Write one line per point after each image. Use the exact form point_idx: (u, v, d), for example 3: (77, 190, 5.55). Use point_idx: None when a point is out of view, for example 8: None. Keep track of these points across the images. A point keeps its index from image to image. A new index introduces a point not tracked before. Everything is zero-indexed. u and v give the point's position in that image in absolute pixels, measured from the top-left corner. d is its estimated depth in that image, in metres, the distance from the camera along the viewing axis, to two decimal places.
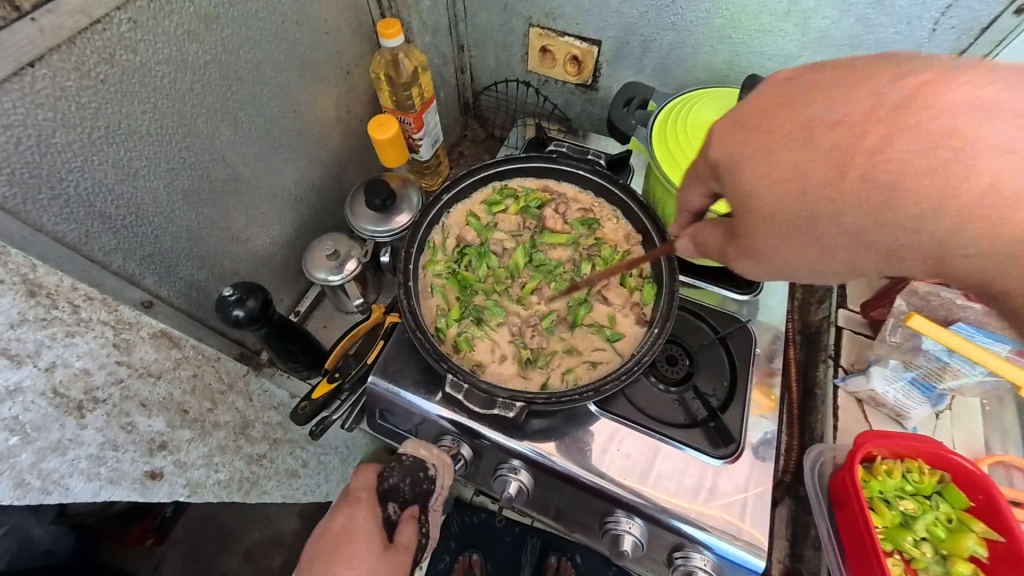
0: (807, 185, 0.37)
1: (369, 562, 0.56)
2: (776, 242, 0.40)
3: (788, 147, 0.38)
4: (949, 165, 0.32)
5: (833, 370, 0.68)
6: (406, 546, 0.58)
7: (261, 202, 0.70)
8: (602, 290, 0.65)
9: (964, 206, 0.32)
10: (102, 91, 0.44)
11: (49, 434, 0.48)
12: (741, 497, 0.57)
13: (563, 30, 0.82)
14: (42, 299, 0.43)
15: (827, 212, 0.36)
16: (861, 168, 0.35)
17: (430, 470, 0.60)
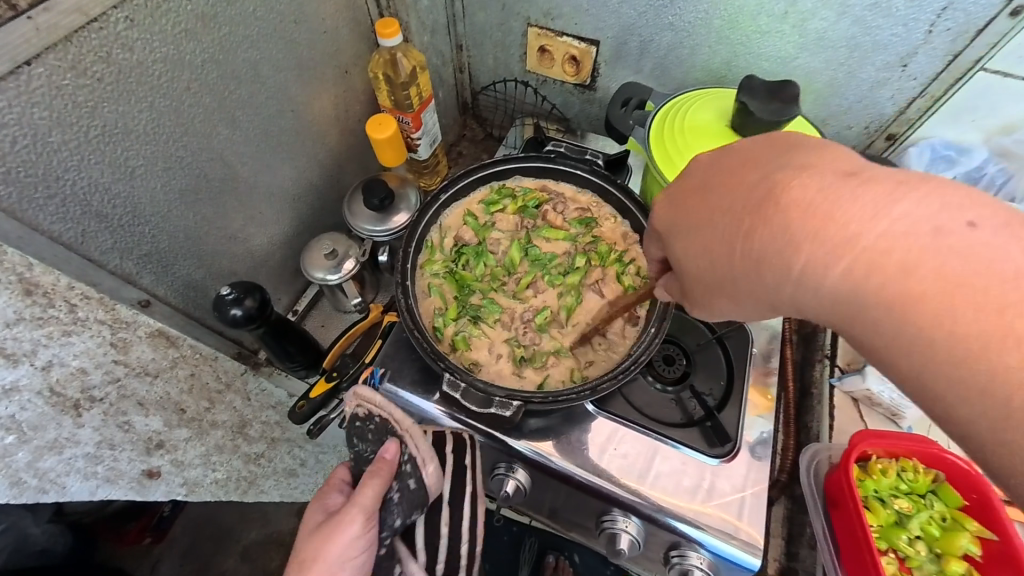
0: (724, 253, 0.40)
1: (324, 525, 0.51)
2: (716, 299, 0.43)
3: (713, 220, 0.40)
4: (849, 236, 0.32)
5: (830, 369, 0.67)
6: (358, 499, 0.51)
7: (258, 201, 0.70)
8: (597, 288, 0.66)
9: (860, 276, 0.32)
10: (99, 90, 0.44)
11: (45, 433, 0.48)
12: (738, 497, 0.57)
13: (561, 30, 0.82)
14: (38, 298, 0.43)
15: (740, 272, 0.39)
16: (769, 238, 0.36)
17: (360, 413, 0.56)
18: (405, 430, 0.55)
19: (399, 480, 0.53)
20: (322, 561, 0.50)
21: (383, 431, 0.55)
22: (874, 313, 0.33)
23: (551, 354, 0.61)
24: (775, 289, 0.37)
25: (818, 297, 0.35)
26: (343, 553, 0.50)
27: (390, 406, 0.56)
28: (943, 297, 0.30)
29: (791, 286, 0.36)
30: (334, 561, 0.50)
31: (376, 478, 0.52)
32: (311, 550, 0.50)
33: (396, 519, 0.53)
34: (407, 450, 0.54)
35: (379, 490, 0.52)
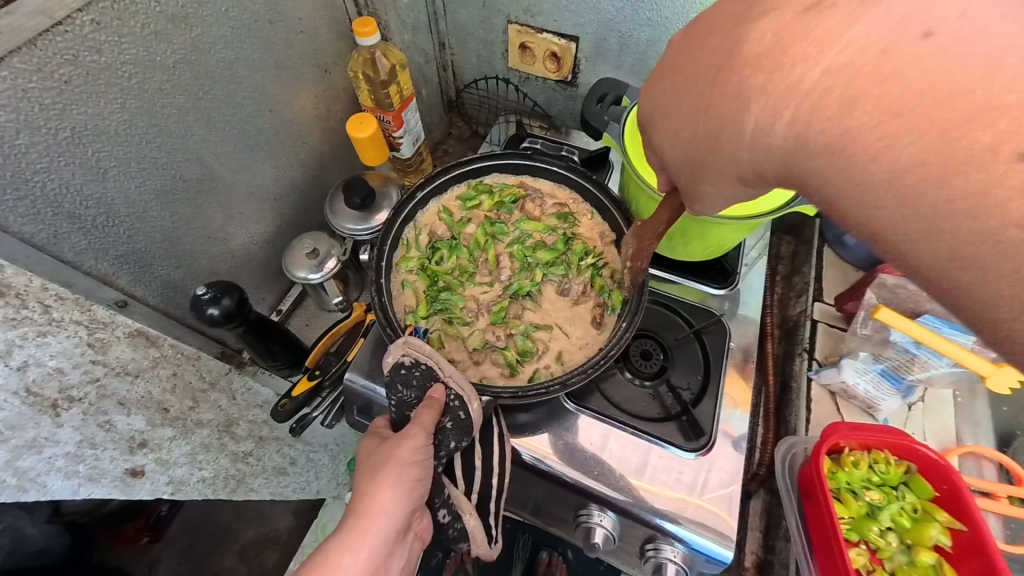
0: (706, 120, 0.33)
1: (387, 442, 0.52)
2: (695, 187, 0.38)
3: (697, 89, 0.34)
4: (834, 97, 0.26)
5: (808, 363, 0.68)
6: (417, 420, 0.52)
7: (238, 201, 0.70)
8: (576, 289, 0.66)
9: (855, 131, 0.26)
10: (68, 92, 0.45)
11: (24, 432, 0.49)
12: (727, 491, 0.58)
13: (542, 26, 0.82)
14: (11, 299, 0.43)
15: (720, 159, 0.34)
16: (760, 96, 0.30)
17: (406, 361, 0.55)
18: (447, 373, 0.55)
19: (449, 413, 0.54)
20: (390, 467, 0.50)
21: (428, 377, 0.55)
22: (875, 164, 0.26)
23: (533, 353, 0.61)
24: (743, 149, 0.32)
25: (805, 150, 0.29)
26: (411, 459, 0.51)
27: (433, 351, 0.55)
28: (954, 138, 0.24)
29: (757, 145, 0.31)
30: (403, 468, 0.50)
31: (431, 406, 0.53)
32: (377, 459, 0.51)
33: (452, 442, 0.53)
34: (452, 387, 0.54)
35: (436, 414, 0.53)
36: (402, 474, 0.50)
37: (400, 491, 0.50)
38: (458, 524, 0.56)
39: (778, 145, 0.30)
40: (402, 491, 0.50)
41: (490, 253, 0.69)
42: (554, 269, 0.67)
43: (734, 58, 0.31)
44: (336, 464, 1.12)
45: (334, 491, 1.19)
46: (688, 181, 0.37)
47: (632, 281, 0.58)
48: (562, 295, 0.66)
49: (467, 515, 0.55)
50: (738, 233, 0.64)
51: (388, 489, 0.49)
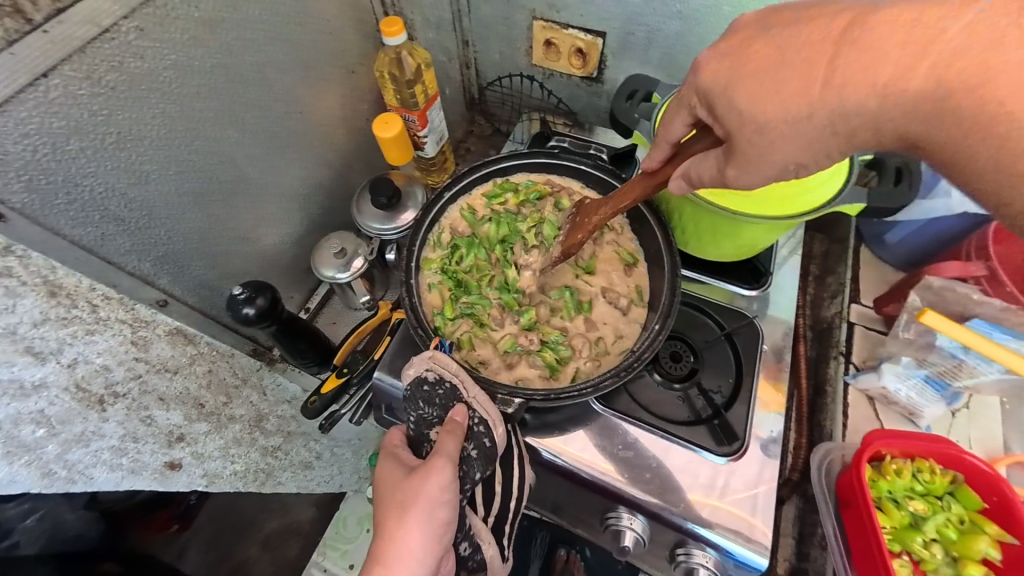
0: (789, 90, 0.39)
1: (411, 477, 0.52)
2: (775, 145, 0.41)
3: (772, 68, 0.40)
4: (943, 56, 0.33)
5: (845, 367, 0.67)
6: (439, 451, 0.52)
7: (268, 202, 0.71)
8: (606, 289, 0.66)
9: (962, 82, 0.33)
10: (113, 98, 0.46)
11: (73, 426, 0.51)
12: (750, 493, 0.57)
13: (567, 22, 0.81)
14: (62, 299, 0.45)
15: (813, 112, 0.38)
16: (841, 71, 0.37)
17: (429, 377, 0.54)
18: (471, 395, 0.54)
19: (474, 438, 0.53)
20: (416, 507, 0.50)
21: (451, 397, 0.54)
22: (953, 117, 0.34)
23: (569, 356, 0.61)
24: (811, 115, 0.38)
25: (883, 109, 0.36)
26: (437, 496, 0.51)
27: (457, 369, 0.55)
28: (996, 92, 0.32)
29: (834, 109, 0.37)
30: (430, 506, 0.51)
31: (451, 434, 0.52)
32: (404, 496, 0.51)
33: (477, 473, 0.54)
34: (476, 410, 0.54)
35: (456, 443, 0.52)
36: (430, 512, 0.51)
37: (430, 531, 0.51)
38: (478, 556, 0.57)
39: (850, 109, 0.37)
40: (431, 530, 0.51)
41: (502, 250, 0.68)
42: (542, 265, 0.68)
43: (820, 46, 0.38)
44: (358, 458, 1.14)
45: (356, 485, 1.21)
46: (750, 145, 0.42)
47: (667, 277, 0.58)
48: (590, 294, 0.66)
49: (486, 545, 0.56)
50: (768, 233, 0.62)
51: (418, 530, 0.50)
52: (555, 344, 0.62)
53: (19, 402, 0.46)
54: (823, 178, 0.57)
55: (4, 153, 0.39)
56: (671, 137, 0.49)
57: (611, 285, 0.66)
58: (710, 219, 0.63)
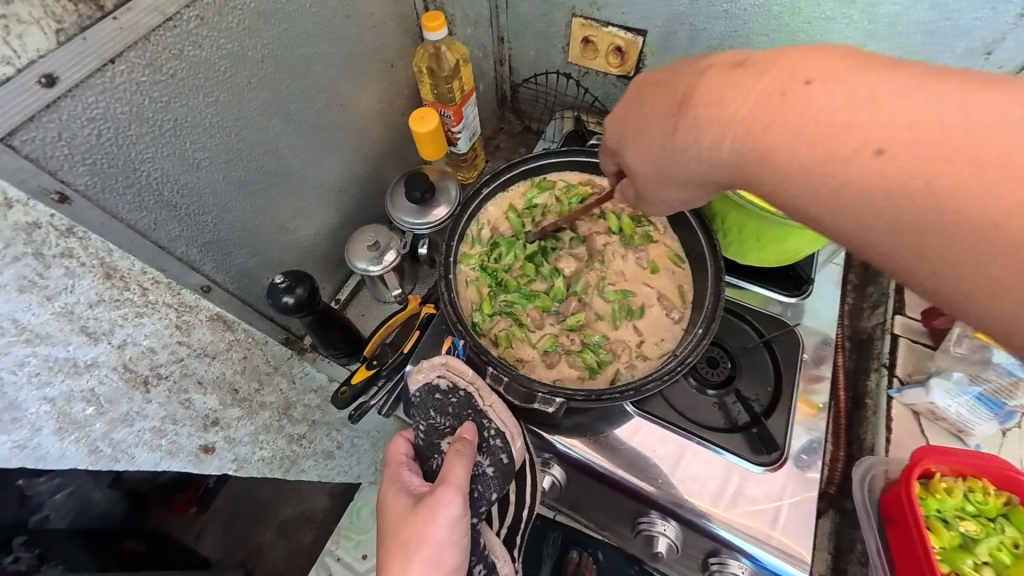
0: (657, 146, 0.43)
1: (418, 511, 0.51)
2: (664, 186, 0.46)
3: (643, 120, 0.44)
4: (801, 102, 0.34)
5: (888, 380, 0.65)
6: (449, 480, 0.51)
7: (307, 193, 0.72)
8: (653, 294, 0.65)
9: (816, 139, 0.33)
10: (172, 86, 0.47)
11: (119, 406, 0.52)
12: (772, 505, 0.56)
13: (607, 20, 0.80)
14: (116, 281, 0.46)
15: (694, 154, 0.40)
16: (778, 144, 0.34)
17: (441, 385, 0.56)
18: (486, 403, 0.55)
19: (490, 454, 0.54)
20: (424, 547, 0.50)
21: (464, 406, 0.56)
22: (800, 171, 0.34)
23: (610, 360, 0.61)
24: (703, 162, 0.40)
25: (738, 163, 0.38)
26: (447, 532, 0.50)
27: (472, 377, 0.57)
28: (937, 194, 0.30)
29: (714, 158, 0.39)
30: (439, 542, 0.50)
31: (462, 458, 0.52)
32: (409, 536, 0.50)
33: (493, 492, 0.55)
34: (493, 422, 0.55)
35: (466, 468, 0.52)
36: (439, 552, 0.50)
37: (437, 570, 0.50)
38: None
39: (727, 158, 0.38)
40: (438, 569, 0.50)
41: (544, 251, 0.69)
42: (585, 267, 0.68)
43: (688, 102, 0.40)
44: (376, 450, 1.15)
45: (372, 476, 1.22)
46: (648, 184, 0.47)
47: (711, 284, 0.57)
48: (631, 298, 0.65)
49: (501, 564, 0.58)
50: (813, 240, 0.62)
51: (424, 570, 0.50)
52: (596, 346, 0.62)
53: (73, 380, 0.47)
54: None
55: (72, 136, 0.40)
56: (608, 174, 0.56)
57: (656, 290, 0.65)
58: (754, 222, 0.62)
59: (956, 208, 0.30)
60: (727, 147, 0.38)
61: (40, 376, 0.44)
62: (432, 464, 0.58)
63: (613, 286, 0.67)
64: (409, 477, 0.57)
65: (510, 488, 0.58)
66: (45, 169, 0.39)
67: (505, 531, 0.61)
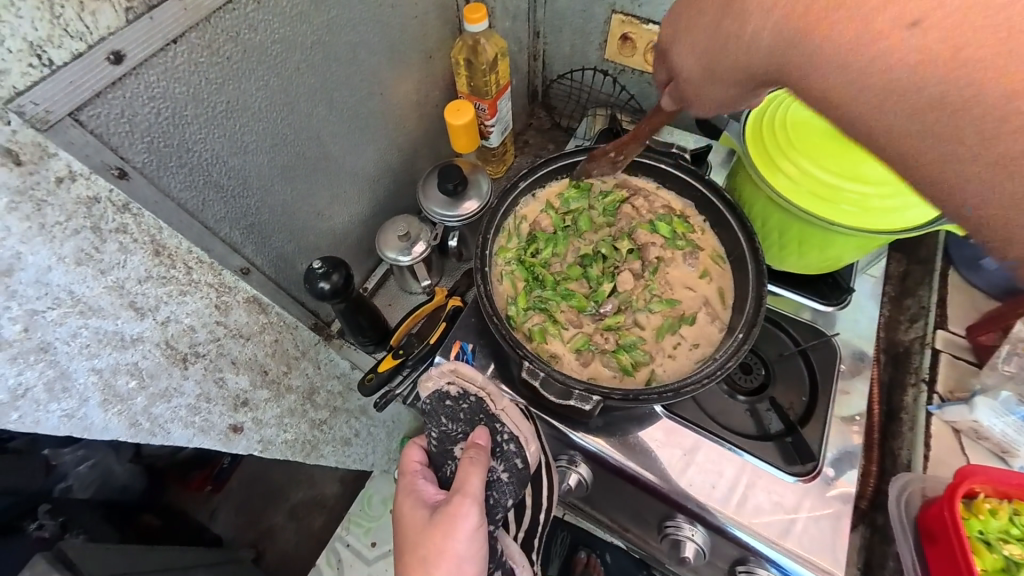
0: (706, 41, 0.42)
1: (434, 524, 0.51)
2: (705, 93, 0.46)
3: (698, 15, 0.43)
4: None
5: (928, 396, 0.65)
6: (465, 491, 0.51)
7: (343, 180, 0.72)
8: (701, 301, 0.65)
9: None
10: (227, 68, 0.47)
11: (159, 381, 0.53)
12: (785, 518, 0.56)
13: (649, 17, 0.79)
14: (164, 259, 0.47)
15: (742, 40, 0.39)
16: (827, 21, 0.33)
17: (452, 391, 0.56)
18: (498, 407, 0.56)
19: (505, 460, 0.54)
20: (444, 561, 0.50)
21: (477, 411, 0.56)
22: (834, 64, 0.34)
23: (647, 360, 0.61)
24: (753, 46, 0.39)
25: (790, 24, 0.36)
26: (466, 544, 0.50)
27: (482, 382, 0.57)
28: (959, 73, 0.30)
29: (759, 43, 0.38)
30: (459, 554, 0.51)
31: (477, 468, 0.52)
32: (429, 549, 0.51)
33: (508, 499, 0.55)
34: (506, 426, 0.55)
35: (482, 477, 0.52)
36: (459, 564, 0.51)
37: None
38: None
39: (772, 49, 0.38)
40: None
41: (589, 251, 0.69)
42: (631, 268, 0.67)
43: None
44: (391, 439, 1.16)
45: (386, 465, 1.22)
46: (691, 85, 0.47)
47: (753, 293, 0.57)
48: (674, 304, 0.65)
49: (520, 569, 0.57)
50: (858, 249, 0.61)
51: None
52: (632, 346, 0.62)
53: (119, 353, 0.48)
54: None
55: (133, 114, 0.41)
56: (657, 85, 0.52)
57: (700, 296, 0.65)
58: (797, 227, 0.61)
59: (966, 96, 0.30)
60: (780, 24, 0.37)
61: (90, 348, 0.45)
62: (447, 471, 0.58)
63: (653, 289, 0.66)
64: (424, 486, 0.57)
65: (525, 494, 0.58)
66: (107, 144, 0.40)
67: (524, 534, 0.61)
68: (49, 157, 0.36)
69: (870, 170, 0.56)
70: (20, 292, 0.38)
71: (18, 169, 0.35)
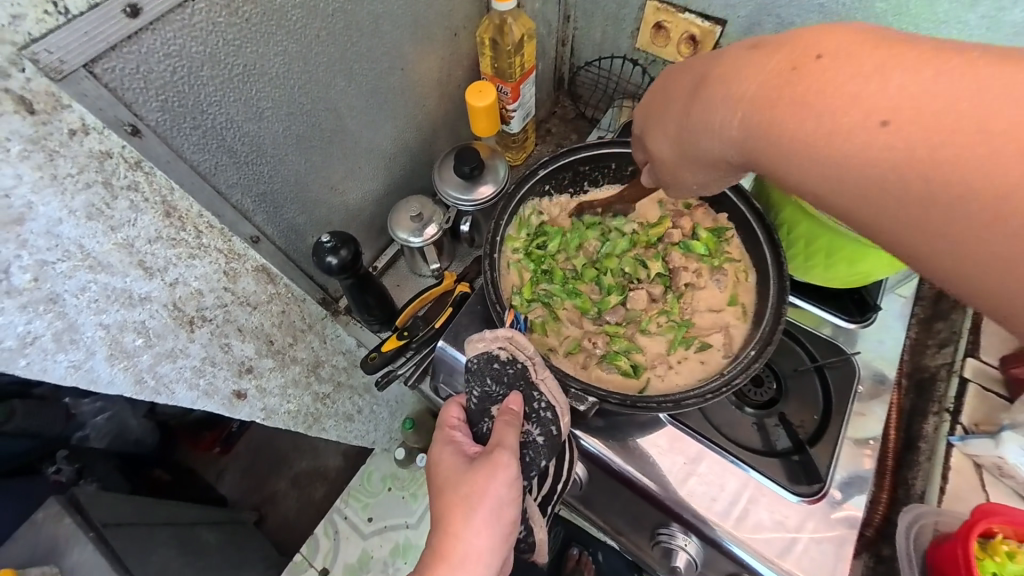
0: (670, 125, 0.44)
1: (473, 470, 0.51)
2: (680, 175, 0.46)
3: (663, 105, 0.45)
4: (837, 80, 0.31)
5: (950, 426, 0.62)
6: (502, 444, 0.51)
7: (359, 157, 0.71)
8: (721, 324, 0.62)
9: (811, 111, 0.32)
10: (245, 30, 0.47)
11: (166, 342, 0.54)
12: (788, 537, 0.54)
13: (685, 5, 0.75)
14: (174, 220, 0.48)
15: (707, 135, 0.40)
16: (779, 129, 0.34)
17: (501, 355, 0.54)
18: (539, 377, 0.53)
19: (541, 424, 0.52)
20: (484, 502, 0.50)
21: (518, 378, 0.53)
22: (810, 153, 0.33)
23: (644, 368, 0.60)
24: (717, 148, 0.40)
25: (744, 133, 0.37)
26: (506, 493, 0.51)
27: (532, 353, 0.54)
28: (928, 160, 0.29)
29: (724, 139, 0.39)
30: (498, 499, 0.50)
31: (512, 426, 0.52)
32: (469, 491, 0.50)
33: (542, 461, 0.53)
34: (546, 394, 0.52)
35: (517, 435, 0.52)
36: (498, 509, 0.51)
37: (499, 529, 0.51)
38: (529, 539, 0.59)
39: (743, 147, 0.37)
40: (499, 527, 0.51)
41: (611, 263, 0.67)
42: (647, 289, 0.64)
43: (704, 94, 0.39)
44: (393, 419, 1.16)
45: (387, 444, 1.23)
46: (670, 171, 0.47)
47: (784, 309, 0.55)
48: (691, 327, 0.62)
49: (539, 529, 0.58)
50: (888, 266, 0.57)
51: (487, 528, 0.51)
52: (629, 352, 0.61)
53: (127, 311, 0.48)
54: None
55: (149, 70, 0.41)
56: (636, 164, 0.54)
57: (721, 320, 0.62)
58: (825, 237, 0.58)
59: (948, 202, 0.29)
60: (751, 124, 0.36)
61: (99, 304, 0.45)
62: (483, 427, 0.55)
63: (674, 312, 0.64)
64: (462, 439, 0.56)
65: (550, 465, 0.56)
66: (121, 99, 0.40)
67: (542, 498, 0.58)
68: (62, 108, 0.36)
69: None
70: (30, 242, 0.38)
71: (31, 118, 0.35)
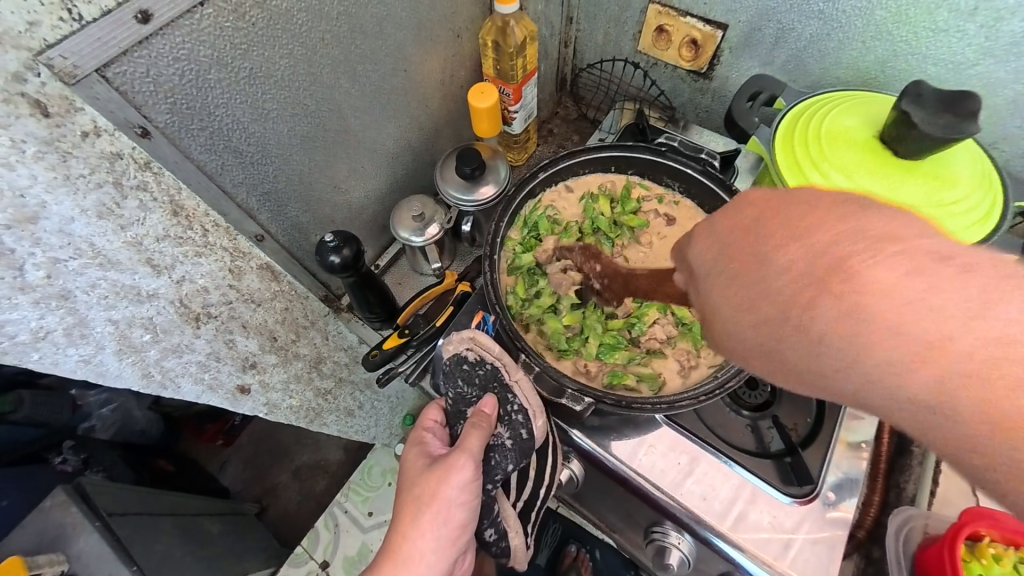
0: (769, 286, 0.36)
1: (433, 470, 0.54)
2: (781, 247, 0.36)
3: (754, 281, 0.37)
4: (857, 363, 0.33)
5: None
6: (465, 446, 0.54)
7: (362, 157, 0.72)
8: None
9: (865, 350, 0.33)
10: (252, 34, 0.48)
11: (172, 337, 0.56)
12: (785, 537, 0.54)
13: (688, 10, 0.76)
14: (181, 219, 0.49)
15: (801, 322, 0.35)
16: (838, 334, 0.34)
17: (469, 356, 0.58)
18: (512, 379, 0.56)
19: (511, 428, 0.55)
20: (435, 503, 0.53)
21: (490, 379, 0.56)
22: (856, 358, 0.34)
23: (656, 380, 0.60)
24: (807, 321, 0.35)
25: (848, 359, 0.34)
26: (458, 492, 0.53)
27: (499, 353, 0.57)
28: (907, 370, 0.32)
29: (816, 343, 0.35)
30: (450, 500, 0.53)
31: (480, 429, 0.54)
32: (424, 489, 0.54)
33: (509, 464, 0.56)
34: (519, 399, 0.55)
35: (483, 439, 0.54)
36: (449, 508, 0.53)
37: (445, 532, 0.53)
38: (501, 543, 0.59)
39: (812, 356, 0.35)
40: (444, 528, 0.53)
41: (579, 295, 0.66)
42: (662, 326, 0.63)
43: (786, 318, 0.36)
44: (393, 415, 1.17)
45: (387, 440, 1.24)
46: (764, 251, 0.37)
47: None
48: None
49: (512, 535, 0.58)
50: None
51: (435, 528, 0.53)
52: (632, 364, 0.62)
53: (135, 306, 0.50)
54: (964, 222, 0.53)
55: (159, 74, 0.42)
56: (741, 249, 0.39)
57: None
58: None
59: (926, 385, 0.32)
60: (797, 363, 0.36)
61: (108, 299, 0.47)
62: (457, 431, 0.59)
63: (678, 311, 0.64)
64: (432, 441, 0.59)
65: (529, 463, 0.58)
66: (132, 102, 0.41)
67: (522, 505, 0.60)
68: (75, 111, 0.37)
69: (907, 191, 0.53)
70: (44, 239, 0.39)
71: (46, 121, 0.36)
